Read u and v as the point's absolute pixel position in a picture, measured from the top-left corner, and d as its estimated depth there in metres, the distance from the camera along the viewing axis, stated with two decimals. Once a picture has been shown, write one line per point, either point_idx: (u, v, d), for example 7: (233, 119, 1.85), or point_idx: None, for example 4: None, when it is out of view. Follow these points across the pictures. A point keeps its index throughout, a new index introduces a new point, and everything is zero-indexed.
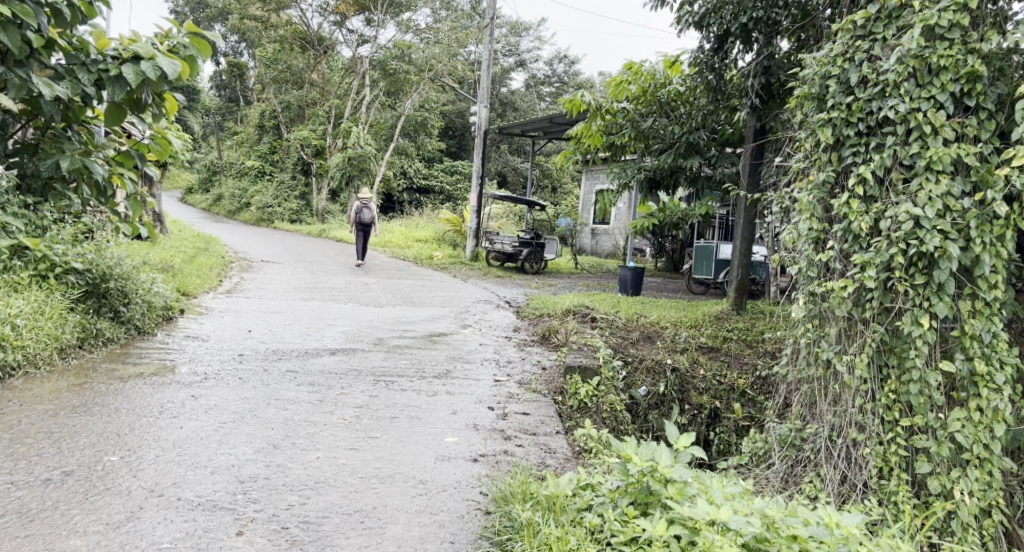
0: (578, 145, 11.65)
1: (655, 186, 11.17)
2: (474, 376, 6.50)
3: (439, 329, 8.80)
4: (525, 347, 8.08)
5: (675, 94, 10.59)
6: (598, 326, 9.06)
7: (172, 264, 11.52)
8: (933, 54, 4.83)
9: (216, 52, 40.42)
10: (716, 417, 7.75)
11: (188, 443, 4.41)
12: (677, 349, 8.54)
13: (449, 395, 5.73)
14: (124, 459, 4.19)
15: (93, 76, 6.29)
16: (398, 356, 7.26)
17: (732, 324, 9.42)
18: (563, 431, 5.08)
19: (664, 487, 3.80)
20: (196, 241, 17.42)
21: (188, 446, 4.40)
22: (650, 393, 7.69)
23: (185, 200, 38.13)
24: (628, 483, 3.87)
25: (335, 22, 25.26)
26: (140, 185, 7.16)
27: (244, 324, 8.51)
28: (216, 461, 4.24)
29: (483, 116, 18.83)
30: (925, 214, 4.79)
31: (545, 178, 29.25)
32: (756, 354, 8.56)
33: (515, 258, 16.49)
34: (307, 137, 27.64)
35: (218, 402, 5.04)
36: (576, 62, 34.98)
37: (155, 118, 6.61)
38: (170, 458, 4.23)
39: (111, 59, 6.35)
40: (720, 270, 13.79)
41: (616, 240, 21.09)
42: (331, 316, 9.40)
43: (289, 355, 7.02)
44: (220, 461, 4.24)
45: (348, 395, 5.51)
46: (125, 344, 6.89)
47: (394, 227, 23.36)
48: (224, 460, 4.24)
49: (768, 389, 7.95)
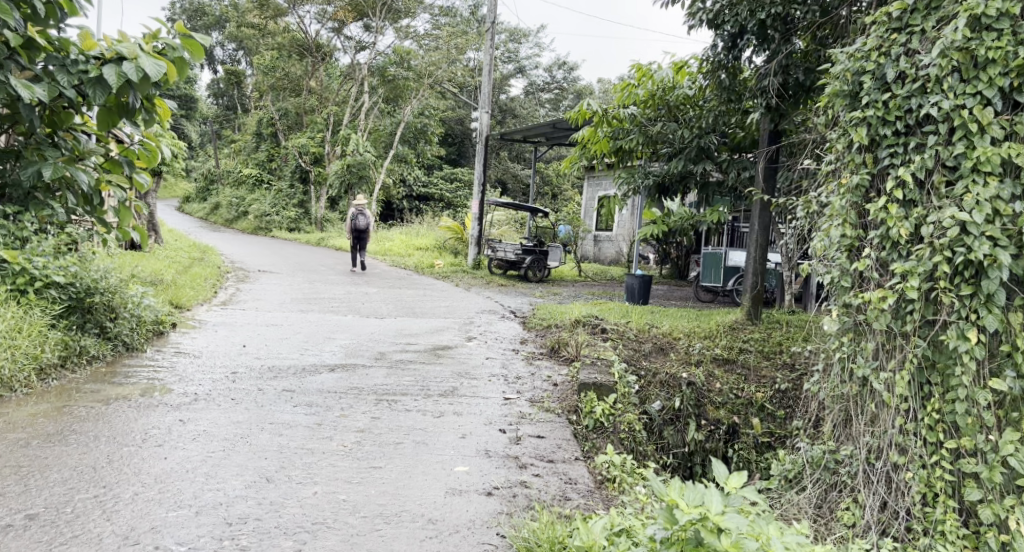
0: (583, 152, 11.28)
1: (665, 193, 10.84)
2: (483, 393, 6.13)
3: (443, 342, 8.43)
4: (534, 360, 7.72)
5: (684, 97, 10.26)
6: (609, 337, 8.69)
7: (166, 275, 11.18)
8: (980, 46, 4.46)
9: (213, 60, 40.16)
10: (735, 433, 7.39)
11: (172, 477, 4.03)
12: (692, 361, 8.16)
13: (458, 416, 5.36)
14: (99, 498, 3.81)
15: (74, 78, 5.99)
16: (401, 372, 6.89)
17: (747, 334, 9.04)
18: (583, 456, 4.70)
19: (716, 540, 3.43)
20: (192, 250, 17.09)
21: (171, 481, 4.02)
22: (665, 408, 7.30)
23: (183, 209, 37.81)
24: (672, 533, 3.51)
25: (333, 29, 24.96)
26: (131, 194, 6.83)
27: (239, 339, 8.15)
28: (202, 499, 3.86)
29: (484, 122, 18.42)
30: (972, 219, 4.43)
31: (545, 186, 28.88)
32: (774, 367, 8.19)
33: (517, 266, 16.14)
34: (306, 144, 27.29)
35: (207, 426, 4.66)
36: (575, 68, 34.62)
37: (146, 124, 6.36)
38: (150, 496, 3.85)
39: (95, 61, 6.04)
40: (729, 278, 13.45)
41: (620, 247, 20.74)
42: (330, 328, 9.04)
43: (285, 373, 6.65)
44: (206, 499, 3.86)
45: (350, 417, 5.14)
46: (111, 362, 6.53)
47: (394, 235, 22.99)
48: (210, 498, 3.86)
49: (788, 403, 7.66)
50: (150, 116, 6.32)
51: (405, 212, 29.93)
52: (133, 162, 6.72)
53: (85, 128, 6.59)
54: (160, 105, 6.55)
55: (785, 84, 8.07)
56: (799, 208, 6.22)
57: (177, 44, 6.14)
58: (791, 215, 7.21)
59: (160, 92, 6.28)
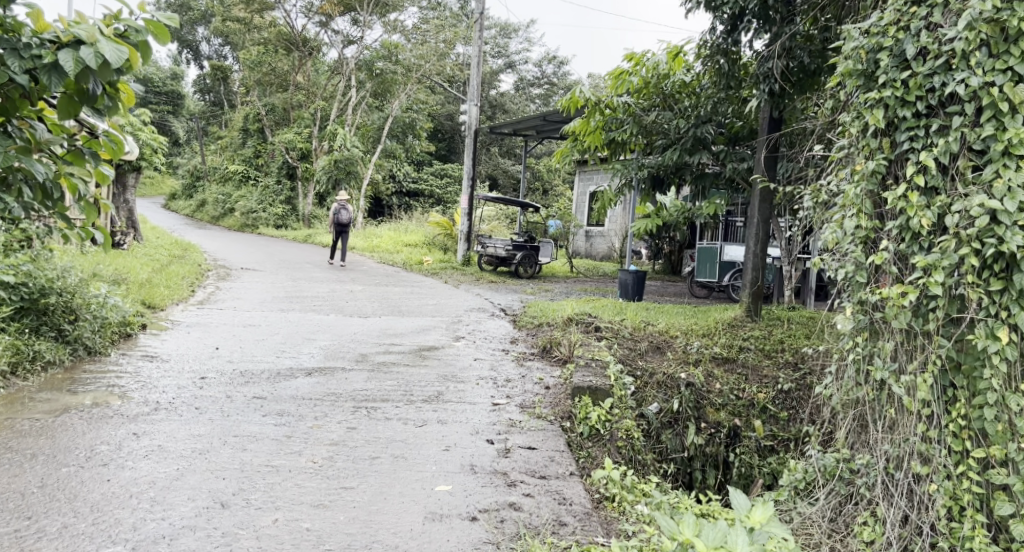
0: (575, 144, 10.85)
1: (659, 185, 10.41)
2: (470, 399, 5.71)
3: (429, 343, 8.01)
4: (525, 361, 7.32)
5: (681, 85, 9.99)
6: (603, 336, 8.29)
7: (139, 274, 10.74)
8: (1012, 17, 4.06)
9: (198, 56, 39.55)
10: (736, 436, 7.00)
11: (111, 504, 3.61)
12: (690, 360, 7.77)
13: (442, 425, 4.94)
14: (19, 533, 3.38)
15: (26, 63, 5.49)
16: (383, 376, 6.45)
17: (748, 332, 8.64)
18: (578, 472, 4.30)
19: None
20: (172, 248, 16.62)
21: (110, 509, 3.60)
22: (663, 411, 6.90)
23: (168, 206, 37.22)
24: None
25: (320, 23, 24.49)
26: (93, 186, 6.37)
27: (212, 341, 7.72)
28: (142, 532, 3.43)
29: (473, 115, 17.97)
30: (1003, 207, 4.04)
31: (536, 181, 28.39)
32: (776, 367, 7.77)
33: (507, 262, 15.72)
34: (292, 140, 26.65)
35: (162, 440, 4.25)
36: (565, 63, 34.16)
37: (110, 113, 5.80)
38: (82, 529, 3.43)
39: (50, 44, 5.52)
40: (725, 273, 13.05)
41: (613, 242, 20.34)
42: (310, 329, 8.60)
43: (258, 378, 6.22)
44: (146, 532, 3.44)
45: (323, 427, 4.72)
46: (69, 368, 6.17)
47: (381, 232, 22.53)
48: (151, 531, 3.44)
49: (792, 404, 7.27)
50: (113, 104, 5.76)
51: (394, 209, 29.45)
52: (97, 154, 6.23)
53: (41, 117, 6.11)
54: (124, 91, 5.96)
55: (788, 70, 7.64)
56: (807, 197, 5.81)
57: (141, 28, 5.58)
58: (799, 205, 6.76)
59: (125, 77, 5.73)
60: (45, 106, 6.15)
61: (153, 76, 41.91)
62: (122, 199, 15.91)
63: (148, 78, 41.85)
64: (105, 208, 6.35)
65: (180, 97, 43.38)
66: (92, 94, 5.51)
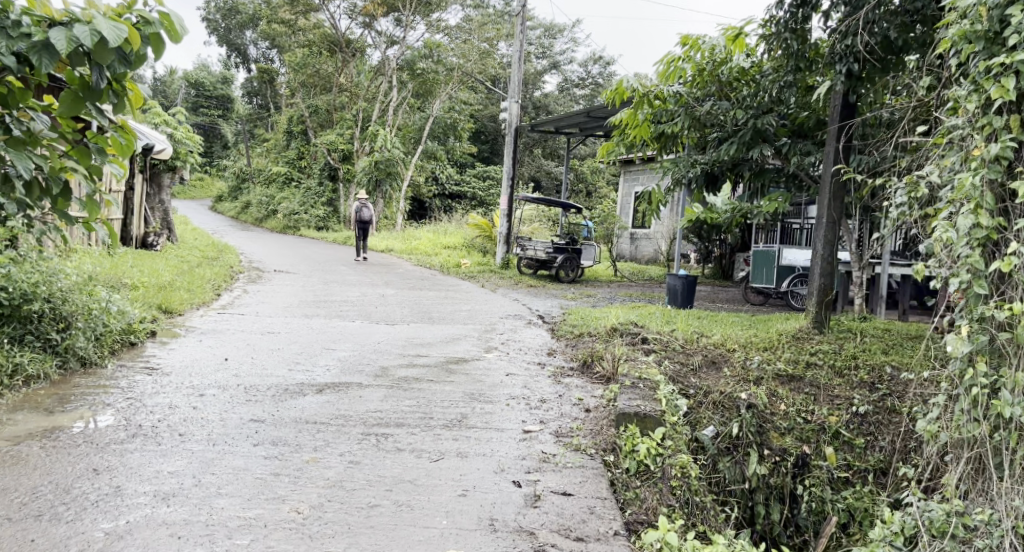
0: (622, 138, 10.07)
1: (713, 182, 9.57)
2: (498, 424, 4.95)
3: (458, 354, 7.24)
4: (564, 378, 6.53)
5: (739, 71, 9.11)
6: (651, 349, 7.47)
7: (163, 278, 10.17)
8: None
9: (246, 58, 39.29)
10: (804, 466, 6.15)
11: None
12: (750, 379, 6.92)
13: (461, 459, 4.19)
14: None
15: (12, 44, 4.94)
16: (401, 394, 5.68)
17: (815, 345, 7.70)
18: (624, 530, 3.65)
19: None
20: (208, 249, 16.11)
21: None
22: (719, 435, 6.11)
23: (214, 209, 36.90)
24: None
25: (364, 24, 23.95)
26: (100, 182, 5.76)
27: (222, 350, 7.04)
28: None
29: (514, 112, 17.16)
30: None
31: (579, 182, 27.46)
32: (850, 386, 6.87)
33: (548, 265, 14.94)
34: (334, 141, 26.10)
35: (121, 479, 3.65)
36: (612, 63, 33.19)
37: (116, 109, 5.26)
38: None
39: (40, 23, 4.97)
40: (783, 278, 12.14)
41: (660, 245, 19.41)
42: (331, 338, 7.88)
43: (263, 395, 5.52)
44: None
45: (320, 460, 3.99)
46: (58, 381, 5.64)
47: (420, 233, 21.82)
48: None
49: (870, 430, 6.42)
50: (117, 100, 5.26)
51: (436, 211, 28.77)
52: (103, 150, 5.59)
53: (47, 111, 5.53)
54: (132, 89, 5.48)
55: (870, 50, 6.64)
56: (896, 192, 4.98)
57: (155, 19, 5.04)
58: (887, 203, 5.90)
59: (132, 73, 5.25)
60: (48, 97, 5.59)
61: (204, 80, 41.90)
62: (157, 199, 15.40)
63: (199, 83, 42.00)
64: (109, 208, 5.79)
65: (228, 101, 43.24)
66: (94, 86, 5.02)
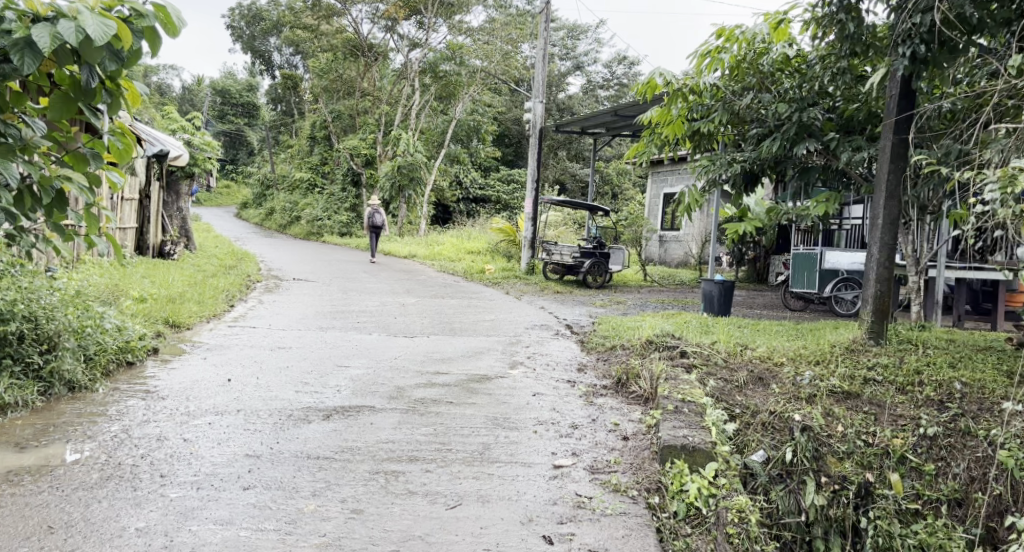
0: (651, 138, 9.41)
1: (753, 182, 8.95)
2: (524, 458, 4.41)
3: (481, 371, 6.68)
4: (596, 397, 5.97)
5: (782, 60, 8.54)
6: (691, 364, 6.85)
7: (174, 290, 9.64)
8: None
9: (270, 64, 38.85)
10: (868, 496, 5.58)
11: None
12: (801, 398, 6.27)
13: (481, 507, 3.84)
14: None
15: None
16: (417, 419, 5.12)
17: (873, 359, 7.02)
18: None
19: None
20: (226, 257, 15.59)
21: None
22: (771, 461, 5.63)
23: (239, 215, 36.49)
24: None
25: (386, 27, 23.46)
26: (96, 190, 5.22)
27: (226, 367, 6.50)
28: None
29: (538, 112, 16.49)
30: None
31: (605, 185, 26.84)
32: (915, 405, 6.22)
33: (575, 270, 14.32)
34: (357, 146, 25.60)
35: (77, 540, 3.43)
36: (636, 63, 32.45)
37: (113, 109, 4.74)
38: None
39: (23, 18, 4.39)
40: (826, 283, 11.49)
41: (689, 247, 18.75)
42: (346, 353, 7.31)
43: (266, 419, 4.98)
44: None
45: (318, 510, 3.69)
46: (41, 408, 5.12)
47: (444, 238, 21.23)
48: None
49: (941, 456, 5.80)
50: (112, 100, 4.75)
51: (460, 216, 28.25)
52: (101, 156, 5.08)
53: (42, 114, 4.99)
54: (127, 87, 4.93)
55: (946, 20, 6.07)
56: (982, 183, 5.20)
57: (149, 11, 4.44)
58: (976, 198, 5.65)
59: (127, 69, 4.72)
60: (41, 99, 5.11)
61: (230, 87, 41.46)
62: (175, 207, 14.85)
63: (226, 90, 41.56)
64: (107, 218, 5.28)
65: (252, 107, 42.85)
66: (84, 86, 4.51)
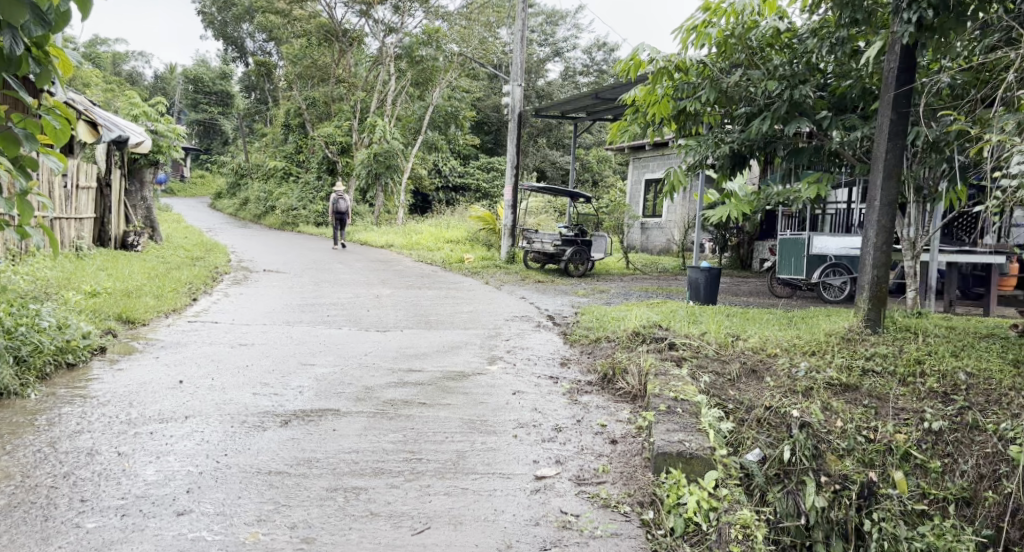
0: (635, 116, 8.95)
1: (742, 163, 8.51)
2: (503, 468, 4.07)
3: (458, 367, 6.24)
4: (582, 395, 5.55)
5: (773, 33, 8.12)
6: (680, 358, 6.43)
7: (132, 283, 9.10)
8: None
9: (243, 51, 37.98)
10: (870, 496, 5.13)
11: None
12: (798, 391, 5.84)
13: (453, 531, 3.55)
14: None
15: None
16: (385, 423, 4.67)
17: (870, 348, 6.62)
18: None
19: None
20: (193, 248, 14.99)
21: None
22: (767, 461, 5.19)
23: (214, 206, 35.64)
24: None
25: (360, 12, 22.82)
26: (29, 175, 4.59)
27: (179, 366, 5.99)
28: None
29: (517, 96, 15.95)
30: None
31: (585, 171, 26.38)
32: (919, 398, 5.82)
33: (556, 259, 13.85)
34: (332, 133, 24.71)
35: None
36: (615, 49, 32.05)
37: (43, 79, 4.14)
38: None
39: None
40: (814, 269, 11.09)
41: (672, 233, 18.36)
42: (312, 350, 6.82)
43: (215, 424, 4.54)
44: None
45: (261, 540, 3.42)
46: None
47: (422, 228, 20.70)
48: None
49: (947, 452, 5.39)
50: (41, 69, 4.17)
51: (438, 204, 27.74)
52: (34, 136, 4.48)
53: None
54: (56, 55, 4.38)
55: None
56: (1019, 146, 5.04)
57: None
58: (1000, 172, 5.43)
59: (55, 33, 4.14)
60: None
61: (203, 75, 40.15)
62: (139, 197, 14.20)
63: (198, 78, 40.38)
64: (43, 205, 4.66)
65: (225, 96, 41.99)
66: (7, 54, 3.91)
